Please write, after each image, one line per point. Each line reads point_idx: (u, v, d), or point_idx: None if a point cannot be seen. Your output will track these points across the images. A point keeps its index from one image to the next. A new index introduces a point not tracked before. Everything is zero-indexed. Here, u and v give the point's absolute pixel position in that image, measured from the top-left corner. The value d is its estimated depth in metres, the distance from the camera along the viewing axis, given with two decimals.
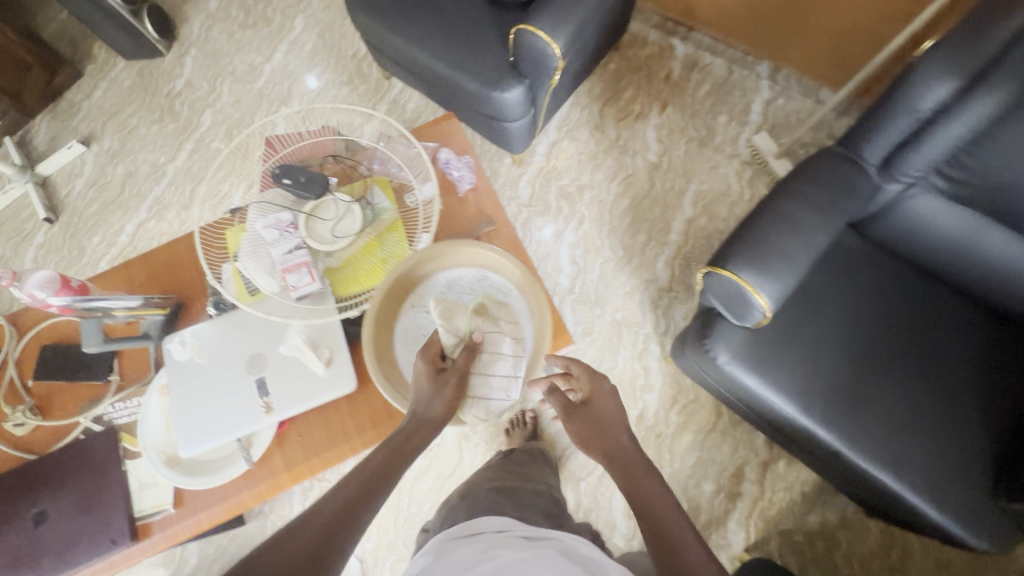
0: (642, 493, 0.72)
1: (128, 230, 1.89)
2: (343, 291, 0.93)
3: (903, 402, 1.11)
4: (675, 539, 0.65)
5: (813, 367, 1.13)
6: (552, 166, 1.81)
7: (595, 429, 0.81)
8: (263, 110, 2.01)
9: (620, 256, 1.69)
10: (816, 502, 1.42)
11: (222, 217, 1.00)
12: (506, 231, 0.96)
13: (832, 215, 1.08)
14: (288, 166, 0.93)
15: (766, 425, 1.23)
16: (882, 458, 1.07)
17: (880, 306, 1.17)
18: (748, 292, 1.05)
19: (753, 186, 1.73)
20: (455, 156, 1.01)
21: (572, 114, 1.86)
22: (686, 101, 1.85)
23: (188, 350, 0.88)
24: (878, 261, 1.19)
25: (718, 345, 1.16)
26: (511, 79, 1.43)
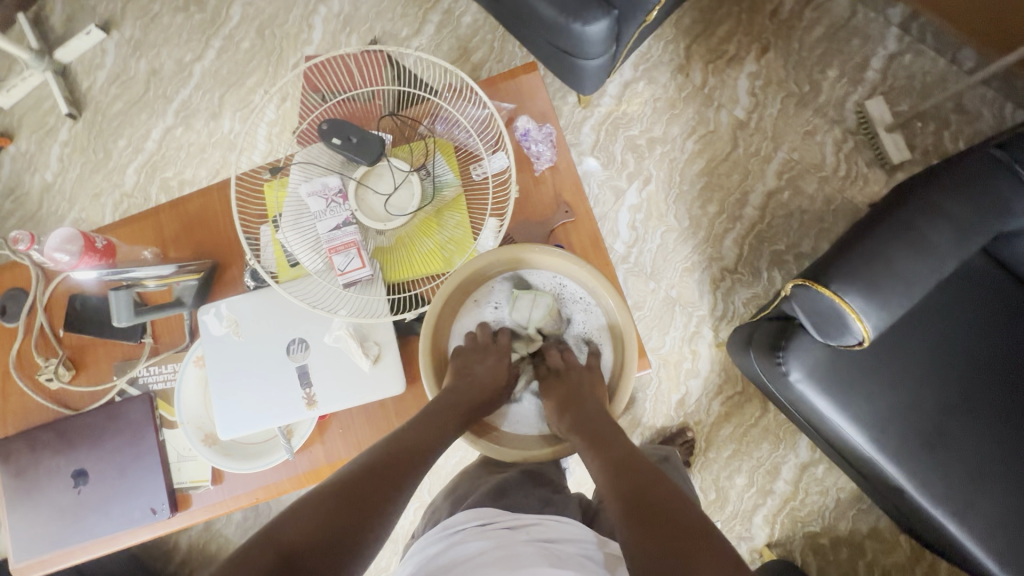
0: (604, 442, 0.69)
1: (154, 136, 1.76)
2: (395, 276, 0.82)
3: (990, 449, 1.00)
4: (638, 481, 0.63)
5: (897, 396, 1.03)
6: (622, 112, 1.58)
7: (557, 392, 0.76)
8: (299, 7, 1.76)
9: (686, 227, 1.53)
10: (849, 509, 1.39)
11: (259, 170, 0.87)
12: (587, 226, 0.83)
13: (969, 235, 0.92)
14: (339, 123, 0.79)
15: (825, 442, 1.15)
16: (951, 503, 0.99)
17: (992, 340, 1.03)
18: (848, 316, 0.92)
19: (852, 161, 1.50)
20: (535, 125, 0.85)
21: (653, 49, 1.60)
22: (792, 46, 1.56)
23: (225, 325, 0.81)
24: (999, 289, 1.05)
25: (794, 360, 1.05)
26: (598, 7, 1.18)
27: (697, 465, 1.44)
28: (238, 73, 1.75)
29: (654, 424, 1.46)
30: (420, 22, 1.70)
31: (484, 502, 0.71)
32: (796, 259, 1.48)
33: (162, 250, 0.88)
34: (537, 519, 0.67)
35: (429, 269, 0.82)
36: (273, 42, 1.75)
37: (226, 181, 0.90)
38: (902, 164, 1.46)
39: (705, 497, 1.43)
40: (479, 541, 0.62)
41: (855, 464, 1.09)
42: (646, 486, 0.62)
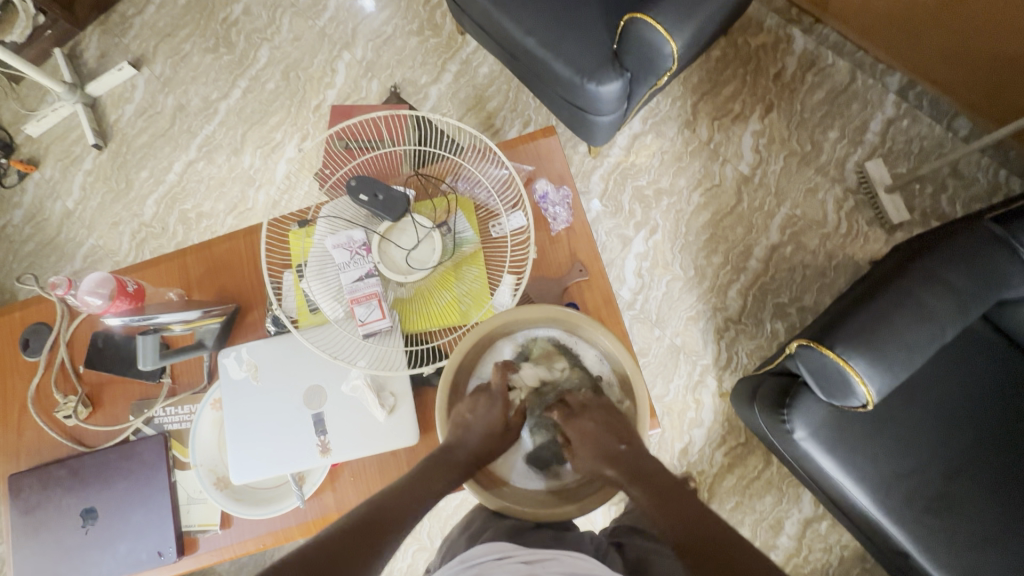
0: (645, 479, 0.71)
1: (176, 169, 1.81)
2: (413, 327, 0.84)
3: (995, 515, 1.00)
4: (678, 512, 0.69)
5: (901, 459, 1.04)
6: (630, 163, 1.64)
7: (588, 434, 0.75)
8: (324, 52, 1.84)
9: (691, 276, 1.56)
10: (853, 568, 1.38)
11: (287, 219, 0.90)
12: (600, 285, 0.86)
13: (966, 307, 0.95)
14: (367, 180, 0.82)
15: (830, 500, 1.15)
16: (956, 571, 0.99)
17: (994, 405, 1.05)
18: (852, 379, 0.94)
19: (852, 219, 1.54)
20: (553, 187, 0.90)
21: (662, 105, 1.67)
22: (794, 107, 1.63)
23: (245, 369, 0.83)
24: (1000, 355, 1.07)
25: (798, 418, 1.06)
26: (611, 71, 1.25)
27: None
28: (262, 112, 1.82)
29: None
30: (439, 70, 1.78)
31: (500, 537, 0.68)
32: (799, 312, 1.51)
33: (187, 291, 0.91)
34: (552, 555, 0.63)
35: (446, 322, 0.84)
36: (297, 84, 1.83)
37: (252, 228, 0.93)
38: (901, 223, 1.51)
39: None
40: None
41: (859, 526, 1.09)
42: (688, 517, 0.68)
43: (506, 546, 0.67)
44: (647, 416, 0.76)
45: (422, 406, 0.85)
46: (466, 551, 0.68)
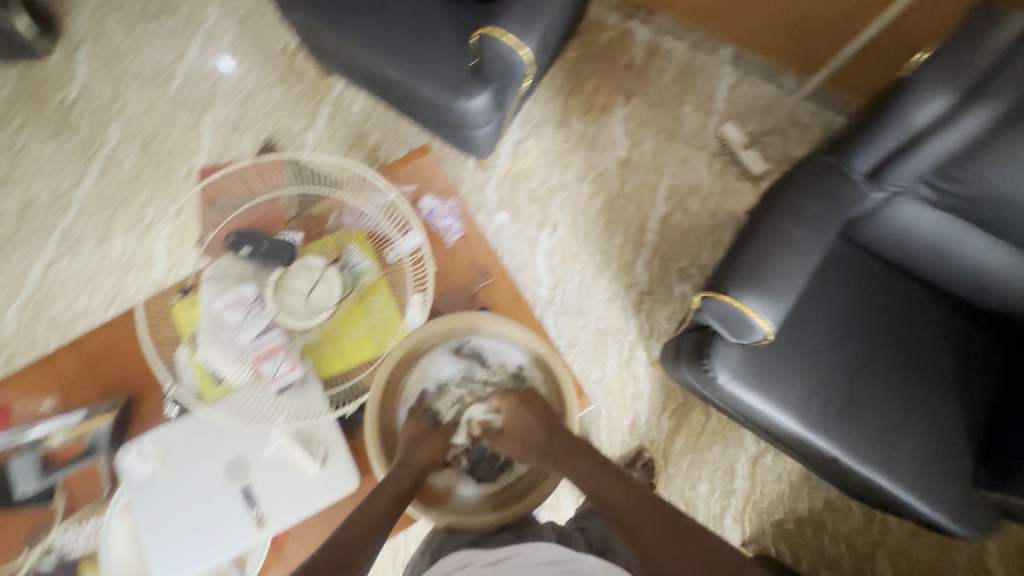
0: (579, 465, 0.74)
1: (36, 272, 1.62)
2: (329, 369, 0.81)
3: (894, 404, 1.14)
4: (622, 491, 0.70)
5: (811, 376, 1.15)
6: (519, 169, 1.70)
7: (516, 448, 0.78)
8: (182, 118, 1.75)
9: (599, 261, 1.64)
10: (803, 489, 1.49)
11: (165, 293, 0.83)
12: (505, 284, 0.87)
13: (823, 230, 1.08)
14: (246, 233, 0.81)
15: (765, 432, 1.24)
16: (878, 461, 1.11)
17: (867, 310, 1.20)
18: (749, 315, 1.03)
19: (724, 178, 1.70)
20: (439, 201, 0.92)
21: (535, 110, 1.75)
22: (650, 90, 1.78)
23: (151, 462, 0.75)
24: (863, 265, 1.23)
25: (718, 363, 1.14)
26: (475, 85, 1.30)
27: (661, 484, 1.49)
28: (126, 192, 1.68)
29: (614, 453, 1.50)
30: (311, 116, 1.75)
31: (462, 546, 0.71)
32: (700, 271, 1.63)
33: (66, 397, 0.82)
34: (515, 549, 0.67)
35: (363, 355, 0.82)
36: (159, 156, 1.72)
37: (129, 310, 0.86)
38: (763, 173, 1.69)
39: None
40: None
41: (794, 446, 1.19)
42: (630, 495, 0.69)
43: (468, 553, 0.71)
44: (573, 394, 0.80)
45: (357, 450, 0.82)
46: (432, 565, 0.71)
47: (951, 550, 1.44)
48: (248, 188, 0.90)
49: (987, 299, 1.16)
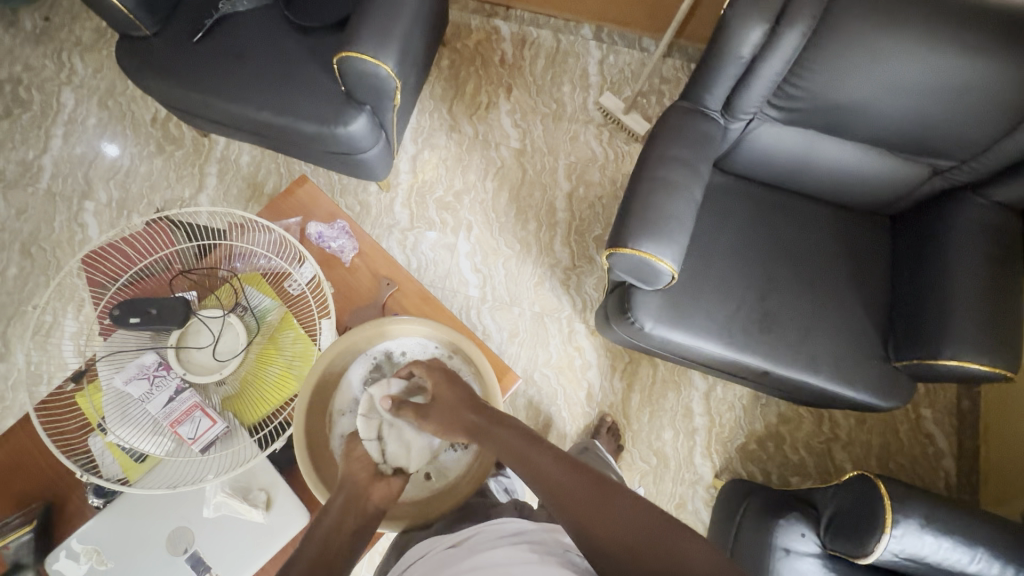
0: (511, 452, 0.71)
1: None
2: (253, 416, 0.80)
3: (802, 308, 1.24)
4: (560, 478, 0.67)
5: (726, 302, 1.23)
6: (422, 181, 1.73)
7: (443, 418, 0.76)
8: (61, 211, 1.66)
9: (519, 249, 1.68)
10: (756, 410, 1.59)
11: (60, 385, 0.79)
12: (411, 288, 0.91)
13: (698, 167, 1.16)
14: (130, 301, 0.77)
15: (702, 365, 1.32)
16: (801, 362, 1.20)
17: (759, 229, 1.30)
18: (652, 262, 1.09)
19: (614, 145, 1.79)
20: (327, 225, 0.93)
21: (423, 122, 1.78)
22: (527, 79, 1.85)
23: (85, 560, 0.72)
24: (745, 193, 1.33)
25: (641, 314, 1.21)
26: (350, 111, 1.31)
27: (629, 442, 1.54)
28: (16, 302, 1.58)
29: (578, 426, 1.54)
30: (200, 178, 1.71)
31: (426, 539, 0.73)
32: None
33: None
34: (475, 529, 0.68)
35: (284, 393, 0.81)
36: (45, 256, 1.62)
37: (28, 415, 0.81)
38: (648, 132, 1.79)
39: (650, 465, 1.53)
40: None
41: (729, 371, 1.27)
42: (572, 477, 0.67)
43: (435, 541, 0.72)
44: (491, 371, 0.80)
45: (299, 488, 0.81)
46: (403, 561, 0.73)
47: (894, 426, 1.57)
48: (131, 257, 0.88)
49: (857, 193, 1.29)
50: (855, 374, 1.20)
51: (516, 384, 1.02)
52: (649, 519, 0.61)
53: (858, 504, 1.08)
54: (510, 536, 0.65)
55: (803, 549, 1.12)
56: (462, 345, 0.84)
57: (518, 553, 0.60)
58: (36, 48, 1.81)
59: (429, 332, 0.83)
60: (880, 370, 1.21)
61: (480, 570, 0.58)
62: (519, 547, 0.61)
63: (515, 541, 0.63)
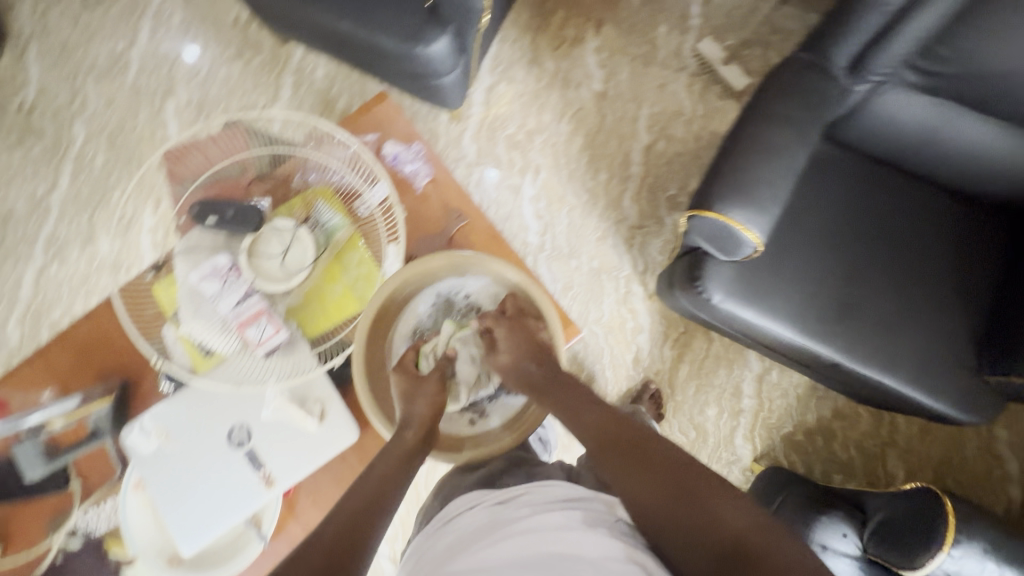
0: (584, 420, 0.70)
1: (28, 282, 1.62)
2: (315, 330, 0.81)
3: (892, 302, 1.13)
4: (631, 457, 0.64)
5: (806, 283, 1.13)
6: (494, 116, 1.65)
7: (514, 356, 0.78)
8: (145, 107, 1.70)
9: (586, 200, 1.61)
10: (811, 401, 1.51)
11: (139, 275, 0.82)
12: (481, 224, 0.88)
13: (807, 131, 1.04)
14: (208, 202, 0.80)
15: (765, 346, 1.24)
16: (878, 359, 1.11)
17: (860, 209, 1.17)
18: (736, 230, 1.01)
19: (706, 99, 1.64)
20: (403, 146, 0.90)
21: (503, 52, 1.68)
22: (621, 15, 1.69)
23: (155, 438, 0.77)
24: (852, 165, 1.19)
25: (712, 284, 1.13)
26: (433, 29, 1.24)
27: (670, 412, 1.51)
28: (101, 190, 1.66)
29: (620, 389, 1.52)
30: (275, 88, 1.70)
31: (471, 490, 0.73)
32: (690, 198, 1.60)
33: (61, 385, 0.82)
34: (523, 488, 0.69)
35: (346, 312, 0.82)
36: (128, 150, 1.68)
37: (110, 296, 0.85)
38: (745, 88, 1.62)
39: (688, 438, 1.50)
40: (466, 527, 0.66)
41: (794, 357, 1.19)
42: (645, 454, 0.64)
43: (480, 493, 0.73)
44: (559, 325, 0.79)
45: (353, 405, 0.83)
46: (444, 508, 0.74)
47: (962, 441, 1.46)
48: (210, 158, 0.89)
49: (985, 183, 1.13)
50: (938, 382, 1.10)
51: (578, 335, 0.99)
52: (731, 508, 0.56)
53: (914, 517, 1.02)
54: (562, 501, 0.65)
55: (841, 549, 1.08)
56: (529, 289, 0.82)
57: (574, 518, 0.61)
58: None
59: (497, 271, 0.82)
60: (968, 382, 1.10)
61: (532, 534, 0.59)
62: (575, 512, 0.62)
63: (567, 505, 0.64)
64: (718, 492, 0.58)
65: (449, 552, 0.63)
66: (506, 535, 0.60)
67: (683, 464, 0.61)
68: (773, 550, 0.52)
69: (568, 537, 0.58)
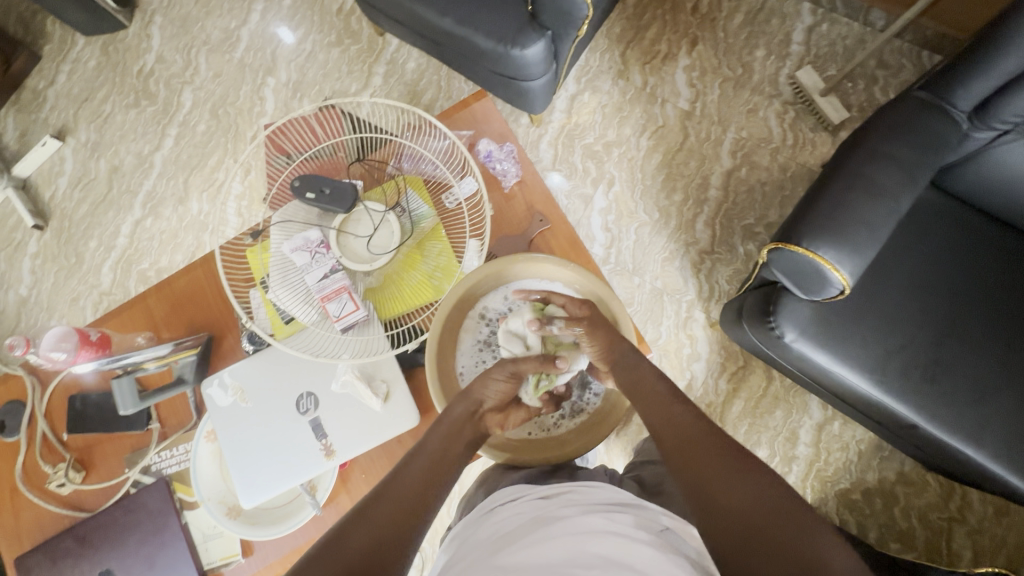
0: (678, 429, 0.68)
1: (124, 232, 1.75)
2: (390, 313, 0.84)
3: (988, 369, 1.04)
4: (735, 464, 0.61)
5: (891, 336, 1.06)
6: (574, 124, 1.65)
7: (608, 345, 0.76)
8: (248, 82, 1.81)
9: (657, 219, 1.58)
10: (873, 460, 1.41)
11: (238, 237, 0.88)
12: (563, 230, 0.89)
13: (915, 175, 0.98)
14: (311, 177, 0.82)
15: (833, 395, 1.18)
16: (964, 429, 1.02)
17: (967, 265, 1.09)
18: (825, 269, 0.95)
19: (797, 129, 1.58)
20: (496, 145, 0.92)
21: (591, 60, 1.68)
22: (717, 34, 1.65)
23: (231, 393, 0.81)
24: (958, 217, 1.11)
25: (786, 322, 1.08)
26: (531, 32, 1.26)
27: None
28: (199, 155, 1.78)
29: None
30: (367, 75, 1.77)
31: (516, 482, 0.73)
32: (767, 229, 1.54)
33: (155, 333, 0.89)
34: (569, 487, 0.68)
35: (421, 300, 0.84)
36: (227, 120, 1.79)
37: (208, 256, 0.91)
38: (843, 122, 1.55)
39: None
40: (510, 516, 0.65)
41: (866, 411, 1.12)
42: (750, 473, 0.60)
43: (522, 487, 0.72)
44: (634, 340, 0.76)
45: (416, 393, 0.86)
46: (486, 499, 0.74)
47: None
48: (312, 137, 0.95)
49: None
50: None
51: (649, 355, 0.99)
52: (831, 550, 0.51)
53: None
54: (601, 507, 0.62)
55: None
56: (608, 303, 0.80)
57: (625, 522, 0.58)
58: None
59: (571, 277, 0.80)
60: None
61: (567, 534, 0.56)
62: (621, 515, 0.61)
63: (614, 509, 0.62)
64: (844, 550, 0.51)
65: (491, 538, 0.61)
66: (552, 529, 0.58)
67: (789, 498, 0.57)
68: None
69: (615, 537, 0.55)
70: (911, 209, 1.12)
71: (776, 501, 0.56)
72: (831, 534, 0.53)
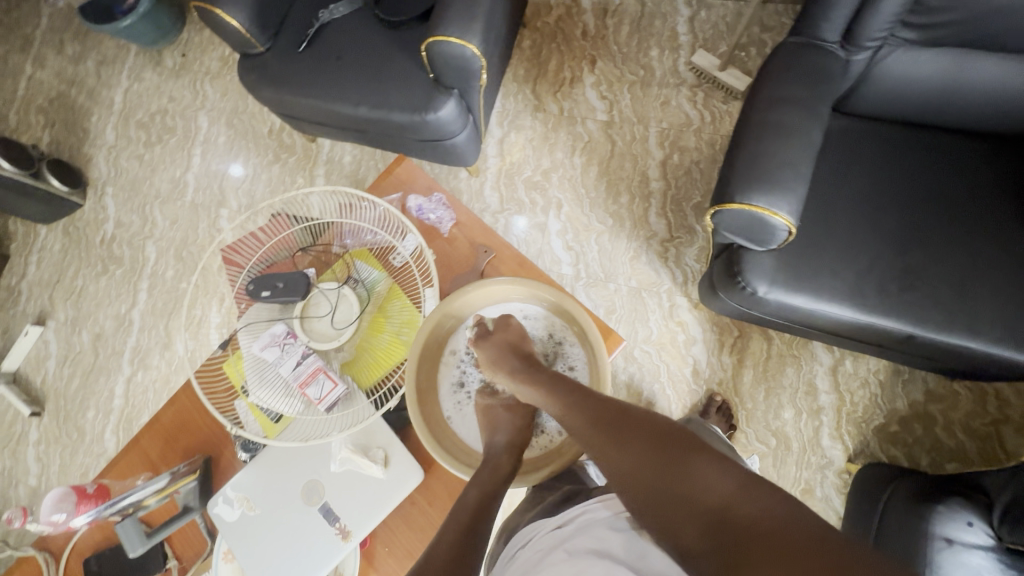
0: (568, 416, 0.70)
1: (118, 393, 1.78)
2: (369, 380, 0.86)
3: (959, 260, 1.06)
4: (629, 431, 0.64)
5: (855, 259, 1.09)
6: (509, 163, 1.74)
7: (494, 359, 0.79)
8: (203, 219, 1.91)
9: (612, 225, 1.63)
10: (897, 386, 1.39)
11: (211, 353, 0.91)
12: (507, 254, 0.94)
13: (814, 109, 1.04)
14: (262, 276, 0.85)
15: (824, 332, 1.18)
16: (955, 322, 1.03)
17: (899, 169, 1.14)
18: (766, 216, 0.99)
19: (710, 106, 1.67)
20: (425, 198, 0.98)
21: (507, 104, 1.79)
22: (611, 48, 1.78)
23: (237, 506, 0.81)
24: (875, 134, 1.17)
25: (753, 277, 1.10)
26: (439, 96, 1.36)
27: (742, 420, 1.43)
28: (173, 299, 1.84)
29: (685, 405, 1.46)
30: (310, 179, 1.87)
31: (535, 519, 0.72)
32: None
33: (154, 471, 0.90)
34: (581, 509, 0.67)
35: (395, 358, 0.87)
36: (192, 258, 1.87)
37: (187, 383, 0.94)
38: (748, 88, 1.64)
39: (768, 447, 1.40)
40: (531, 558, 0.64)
41: (863, 338, 1.12)
42: (637, 430, 0.64)
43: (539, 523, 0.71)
44: (598, 333, 0.78)
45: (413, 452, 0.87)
46: (508, 543, 0.73)
47: None
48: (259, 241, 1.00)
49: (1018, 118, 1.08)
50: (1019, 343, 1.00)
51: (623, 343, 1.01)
52: (714, 474, 0.55)
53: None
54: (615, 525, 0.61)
55: (971, 542, 0.97)
56: (563, 305, 0.83)
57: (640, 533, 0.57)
58: (177, 81, 2.08)
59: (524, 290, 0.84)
60: None
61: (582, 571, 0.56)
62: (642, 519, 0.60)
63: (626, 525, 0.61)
64: (726, 468, 0.56)
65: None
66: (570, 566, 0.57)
67: (669, 438, 0.61)
68: (757, 512, 0.50)
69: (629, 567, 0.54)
70: (828, 139, 1.17)
71: (662, 448, 0.60)
72: (709, 460, 0.57)
